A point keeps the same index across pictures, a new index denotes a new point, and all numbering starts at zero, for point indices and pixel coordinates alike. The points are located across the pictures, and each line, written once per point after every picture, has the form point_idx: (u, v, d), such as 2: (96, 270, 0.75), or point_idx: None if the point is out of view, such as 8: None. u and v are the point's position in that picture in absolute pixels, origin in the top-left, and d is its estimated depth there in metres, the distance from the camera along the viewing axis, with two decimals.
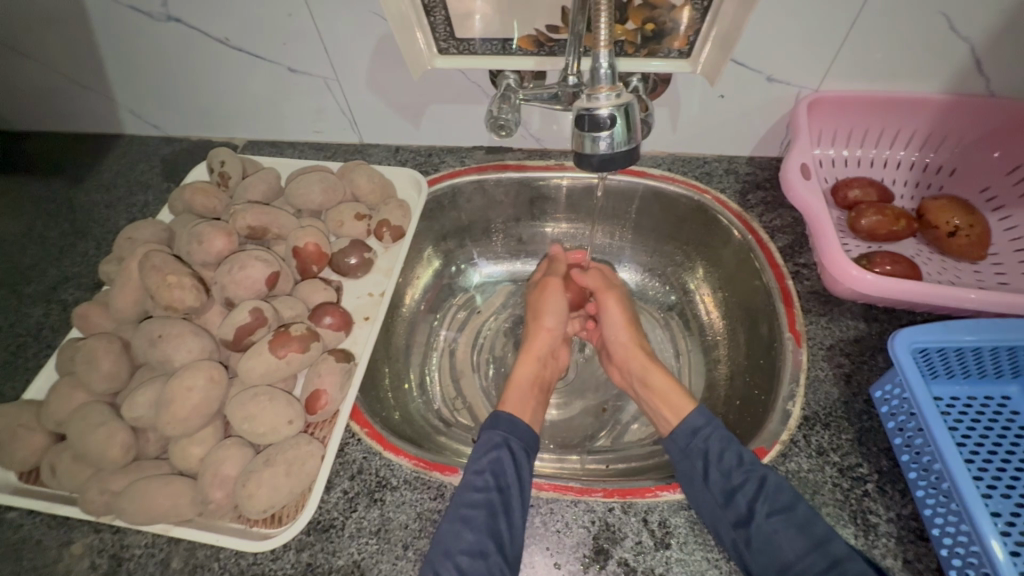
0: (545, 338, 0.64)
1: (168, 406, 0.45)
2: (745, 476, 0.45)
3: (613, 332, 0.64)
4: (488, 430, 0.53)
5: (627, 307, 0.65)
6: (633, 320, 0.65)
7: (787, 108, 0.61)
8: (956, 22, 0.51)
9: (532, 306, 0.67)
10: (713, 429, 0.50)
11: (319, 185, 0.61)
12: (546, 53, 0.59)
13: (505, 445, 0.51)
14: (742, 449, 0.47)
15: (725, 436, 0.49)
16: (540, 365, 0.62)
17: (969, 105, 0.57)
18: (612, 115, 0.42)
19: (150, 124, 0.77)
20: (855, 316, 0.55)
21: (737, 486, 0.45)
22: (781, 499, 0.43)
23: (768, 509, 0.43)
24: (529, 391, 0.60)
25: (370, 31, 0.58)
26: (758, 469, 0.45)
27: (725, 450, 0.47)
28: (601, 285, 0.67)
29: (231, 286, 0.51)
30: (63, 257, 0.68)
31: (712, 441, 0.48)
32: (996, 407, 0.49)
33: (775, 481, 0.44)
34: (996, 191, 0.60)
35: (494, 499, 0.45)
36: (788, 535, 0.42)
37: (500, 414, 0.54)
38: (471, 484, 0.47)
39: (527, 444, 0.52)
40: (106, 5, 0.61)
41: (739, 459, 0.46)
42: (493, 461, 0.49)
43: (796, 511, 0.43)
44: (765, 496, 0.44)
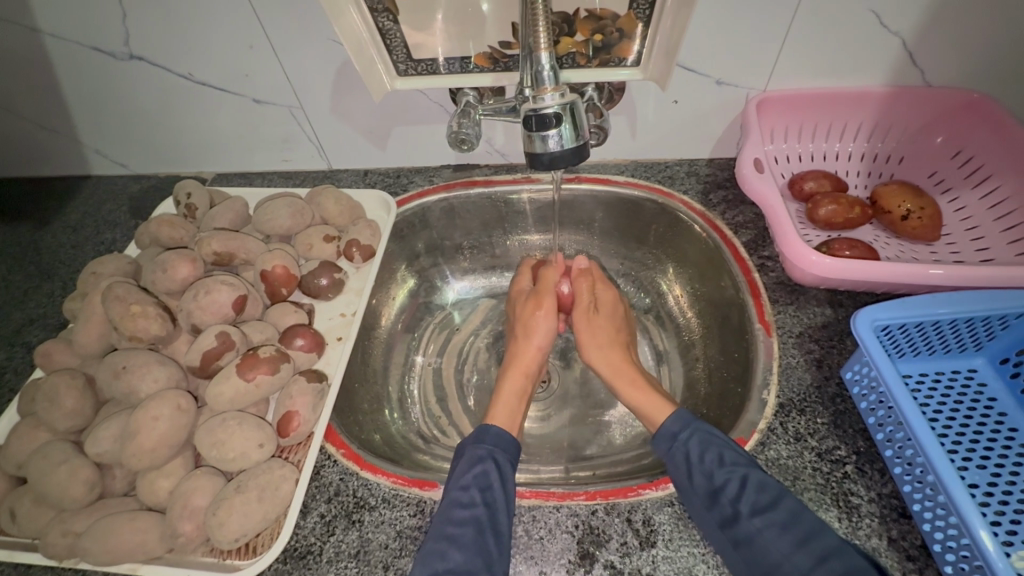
0: (534, 354, 0.62)
1: (132, 438, 0.44)
2: (727, 477, 0.43)
3: (595, 334, 0.62)
4: (472, 444, 0.50)
5: (604, 323, 0.63)
6: (609, 338, 0.62)
7: (738, 109, 0.64)
8: (885, 18, 0.54)
9: (521, 320, 0.65)
10: (692, 432, 0.47)
11: (286, 210, 0.61)
12: (502, 69, 0.61)
13: (491, 458, 0.49)
14: (723, 448, 0.45)
15: (705, 438, 0.46)
16: (530, 381, 0.61)
17: (908, 95, 0.60)
18: (558, 114, 0.43)
19: (116, 164, 0.77)
20: (821, 302, 0.56)
21: (720, 487, 0.43)
22: (763, 499, 0.42)
23: (753, 508, 0.41)
24: (518, 407, 0.58)
25: (329, 59, 0.60)
26: (739, 468, 0.44)
27: (705, 452, 0.45)
28: (581, 297, 0.65)
29: (197, 312, 0.51)
30: (27, 300, 0.67)
31: (692, 444, 0.46)
32: (964, 381, 0.49)
33: (758, 478, 0.43)
34: (943, 174, 0.62)
35: (480, 515, 0.43)
36: (774, 533, 0.40)
37: (489, 427, 0.52)
38: (457, 500, 0.45)
39: (513, 457, 0.51)
40: (66, 48, 0.62)
41: (720, 460, 0.44)
42: (479, 476, 0.47)
43: (778, 510, 0.41)
44: (748, 494, 0.42)
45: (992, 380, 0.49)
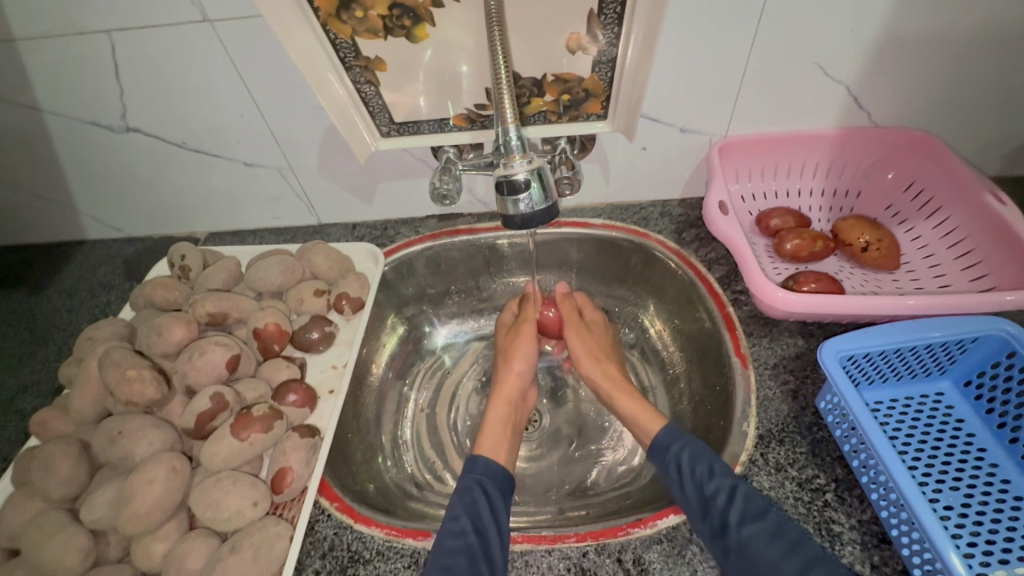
0: (515, 380, 0.64)
1: (127, 503, 0.45)
2: (716, 488, 0.45)
3: (585, 352, 0.65)
4: (463, 474, 0.54)
5: (593, 340, 0.66)
6: (598, 352, 0.65)
7: (702, 153, 0.68)
8: (829, 69, 0.59)
9: (502, 349, 0.68)
10: (683, 444, 0.51)
11: (277, 268, 0.63)
12: (479, 127, 0.65)
13: (479, 487, 0.52)
14: (713, 460, 0.48)
15: (695, 451, 0.49)
16: (512, 408, 0.62)
17: (857, 136, 0.65)
18: (528, 179, 0.46)
19: (112, 228, 0.80)
20: (794, 333, 0.59)
21: (710, 497, 0.45)
22: (752, 508, 0.44)
23: (743, 517, 0.43)
24: (503, 434, 0.60)
25: (315, 125, 0.63)
26: (728, 478, 0.46)
27: (696, 463, 0.48)
28: (569, 316, 0.68)
29: (192, 373, 0.52)
30: (22, 366, 0.68)
31: (684, 456, 0.49)
32: (933, 405, 0.52)
33: (746, 490, 0.45)
34: (898, 206, 0.66)
35: (471, 542, 0.45)
36: (763, 542, 0.42)
37: (478, 457, 0.55)
38: (448, 530, 0.47)
39: (502, 485, 0.53)
40: (66, 125, 0.65)
41: (710, 471, 0.47)
42: (468, 504, 0.49)
43: (766, 520, 0.43)
44: (737, 505, 0.44)
45: (959, 402, 0.51)
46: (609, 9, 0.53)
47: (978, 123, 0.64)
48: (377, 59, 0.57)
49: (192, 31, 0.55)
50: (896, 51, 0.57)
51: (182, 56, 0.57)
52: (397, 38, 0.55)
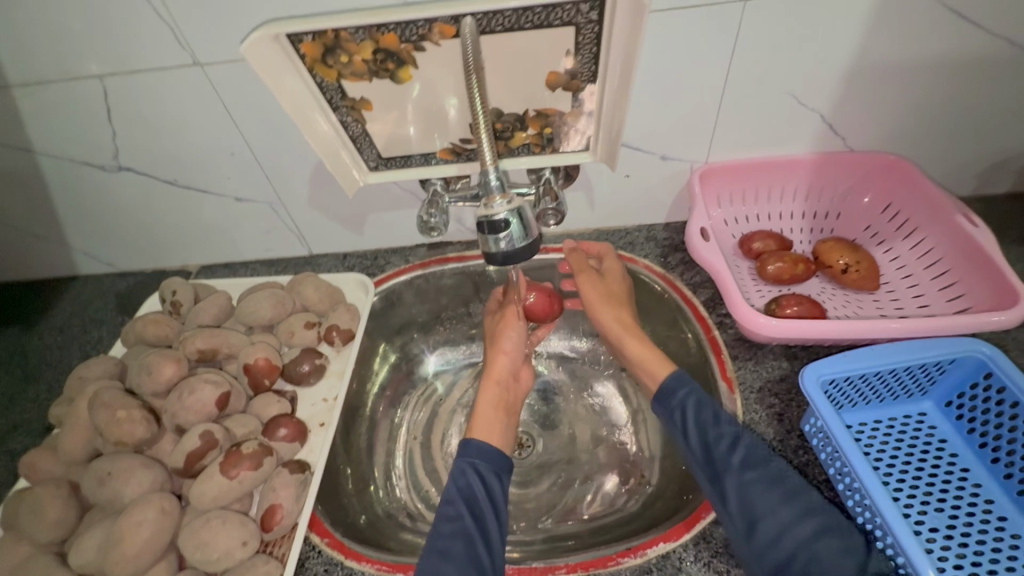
0: (504, 361, 0.66)
1: (116, 546, 0.45)
2: (720, 434, 0.50)
3: (597, 300, 0.65)
4: (457, 458, 0.57)
5: (605, 288, 0.66)
6: (614, 296, 0.66)
7: (684, 180, 0.69)
8: (802, 99, 0.61)
9: (490, 333, 0.70)
10: (687, 392, 0.55)
11: (268, 301, 0.64)
12: (464, 159, 0.66)
13: (473, 470, 0.55)
14: (717, 409, 0.53)
15: (700, 399, 0.54)
16: (502, 388, 0.65)
17: (833, 160, 0.66)
18: (507, 219, 0.48)
19: (104, 263, 0.81)
20: (778, 355, 0.60)
21: (713, 442, 0.50)
22: (755, 457, 0.49)
23: (745, 461, 0.48)
24: (495, 414, 0.62)
25: (305, 160, 0.65)
26: (732, 428, 0.51)
27: (701, 410, 0.53)
28: (579, 266, 0.68)
29: (182, 412, 0.52)
30: (13, 405, 0.68)
31: (689, 402, 0.54)
32: (916, 425, 0.52)
33: (748, 441, 0.50)
34: (876, 227, 0.68)
35: (467, 525, 0.50)
36: (761, 487, 0.47)
37: (470, 441, 0.57)
38: (444, 514, 0.52)
39: (497, 465, 0.56)
40: (59, 166, 0.66)
41: (715, 418, 0.52)
42: (463, 487, 0.54)
43: (767, 468, 0.48)
44: (738, 451, 0.49)
45: (941, 422, 0.52)
46: (585, 49, 0.54)
47: (948, 146, 0.66)
48: (363, 99, 0.58)
49: (182, 75, 0.56)
50: (866, 79, 0.59)
51: (173, 99, 0.58)
52: (382, 79, 0.56)
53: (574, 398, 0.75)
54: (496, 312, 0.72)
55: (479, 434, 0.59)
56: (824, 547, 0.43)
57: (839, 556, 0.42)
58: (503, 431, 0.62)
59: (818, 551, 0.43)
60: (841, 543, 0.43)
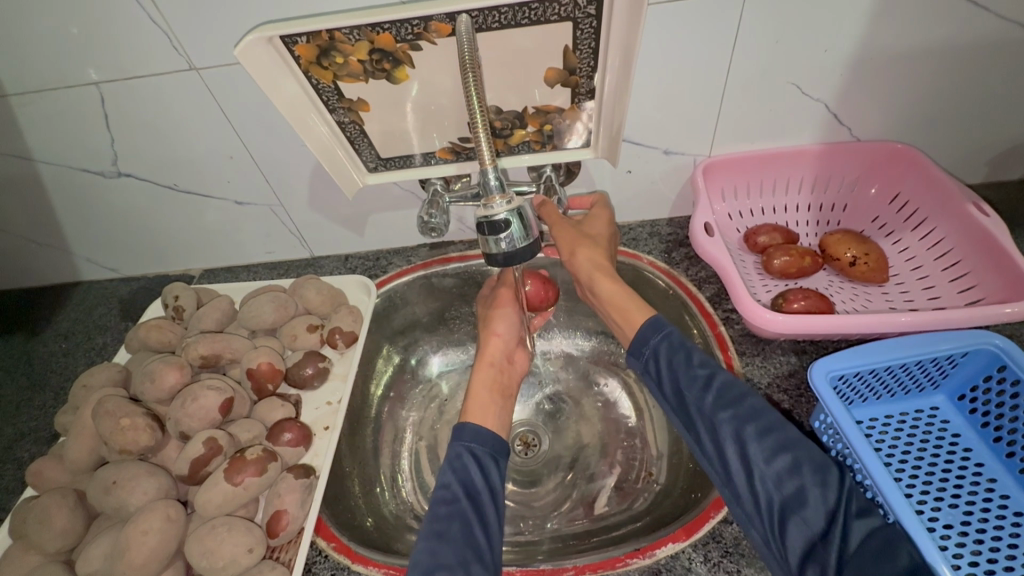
0: (497, 343, 0.66)
1: (122, 556, 0.45)
2: (693, 378, 0.51)
3: (569, 251, 0.63)
4: (452, 442, 0.55)
5: (581, 232, 0.63)
6: (590, 238, 0.63)
7: (687, 174, 0.68)
8: (805, 89, 0.60)
9: (483, 316, 0.69)
10: (662, 338, 0.55)
11: (270, 305, 0.64)
12: (464, 159, 0.66)
13: (469, 453, 0.54)
14: (690, 352, 0.53)
15: (674, 345, 0.54)
16: (496, 370, 0.64)
17: (839, 151, 0.65)
18: (508, 219, 0.47)
19: (107, 269, 0.81)
20: (786, 351, 0.59)
21: (685, 388, 0.51)
22: (727, 396, 0.49)
23: (716, 404, 0.49)
24: (490, 396, 0.61)
25: (304, 161, 0.64)
26: (707, 369, 0.51)
27: (675, 355, 0.53)
28: (552, 215, 0.63)
29: (185, 419, 0.52)
30: (19, 413, 0.68)
31: (662, 349, 0.54)
32: (928, 419, 0.52)
33: (722, 380, 0.50)
34: (884, 218, 0.67)
35: (463, 508, 0.50)
36: (733, 426, 0.47)
37: (465, 424, 0.56)
38: (440, 498, 0.51)
39: (493, 448, 0.56)
40: (58, 172, 0.66)
41: (688, 362, 0.52)
42: (459, 471, 0.53)
43: (740, 405, 0.48)
44: (712, 393, 0.50)
45: (954, 416, 0.51)
46: (585, 44, 0.53)
47: (957, 135, 0.65)
48: (360, 100, 0.58)
49: (178, 79, 0.56)
50: (872, 66, 0.57)
51: (169, 103, 0.58)
52: (378, 80, 0.55)
53: (580, 396, 0.74)
54: (487, 297, 0.71)
55: (475, 417, 0.58)
56: (793, 481, 0.43)
57: (807, 486, 0.43)
58: (499, 413, 0.60)
59: (789, 484, 0.44)
60: (812, 478, 0.43)
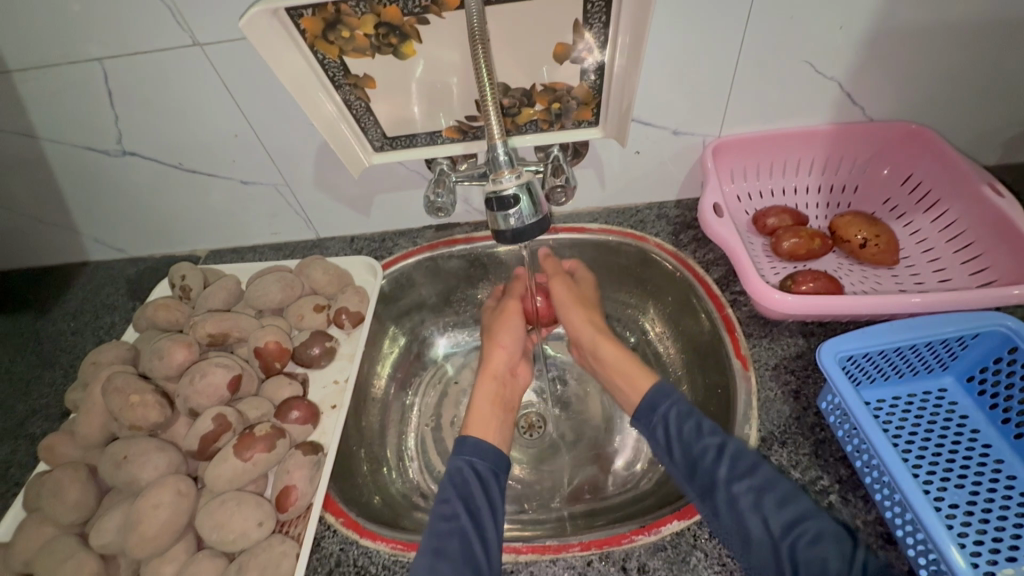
0: (500, 356, 0.65)
1: (135, 528, 0.45)
2: (704, 447, 0.49)
3: (567, 310, 0.67)
4: (452, 456, 0.55)
5: (578, 296, 0.68)
6: (584, 299, 0.68)
7: (696, 155, 0.67)
8: (819, 67, 0.58)
9: (487, 327, 0.69)
10: (670, 405, 0.54)
11: (276, 285, 0.64)
12: (471, 138, 0.65)
13: (470, 467, 0.53)
14: (701, 419, 0.52)
15: (682, 411, 0.53)
16: (499, 383, 0.64)
17: (852, 131, 0.64)
18: (516, 194, 0.47)
19: (114, 249, 0.81)
20: (794, 333, 0.58)
21: (698, 456, 0.49)
22: (741, 463, 0.47)
23: (732, 473, 0.47)
24: (492, 410, 0.60)
25: (309, 140, 0.64)
26: (717, 437, 0.50)
27: (685, 423, 0.52)
28: (554, 272, 0.70)
29: (194, 396, 0.53)
30: (30, 390, 0.69)
31: (671, 415, 0.53)
32: (936, 401, 0.52)
33: (735, 448, 0.49)
34: (896, 200, 0.66)
35: (463, 524, 0.48)
36: (752, 496, 0.45)
37: (467, 437, 0.56)
38: (440, 513, 0.49)
39: (494, 463, 0.55)
40: (63, 151, 0.66)
41: (698, 428, 0.51)
42: (460, 486, 0.52)
43: (755, 474, 0.46)
44: (725, 462, 0.48)
45: (962, 398, 0.51)
46: (595, 18, 0.52)
47: (973, 115, 0.63)
48: (366, 77, 0.57)
49: (182, 55, 0.55)
50: (888, 43, 0.56)
51: (172, 80, 0.57)
52: (384, 55, 0.55)
53: (586, 379, 0.74)
54: (493, 308, 0.71)
55: (477, 431, 0.57)
56: (817, 551, 0.41)
57: (834, 556, 0.41)
58: (500, 428, 0.60)
59: (813, 555, 0.41)
60: (837, 548, 0.41)
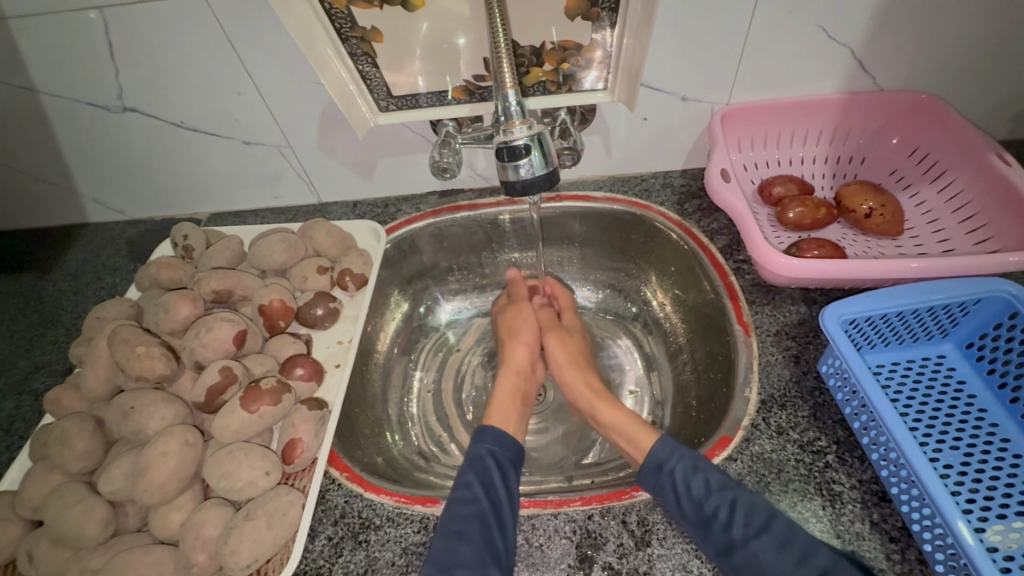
0: (523, 352, 0.66)
1: (143, 475, 0.46)
2: (716, 505, 0.44)
3: (558, 365, 0.66)
4: (474, 445, 0.54)
5: (570, 349, 0.67)
6: (577, 358, 0.66)
7: (704, 123, 0.67)
8: (834, 33, 0.57)
9: (506, 323, 0.70)
10: (676, 460, 0.48)
11: (280, 245, 0.63)
12: (478, 100, 0.64)
13: (492, 456, 0.53)
14: (708, 473, 0.46)
15: (689, 466, 0.47)
16: (521, 378, 0.64)
17: (862, 101, 0.64)
18: (527, 145, 0.47)
19: (114, 211, 0.80)
20: (796, 301, 0.59)
21: (712, 515, 0.44)
22: (757, 518, 0.43)
23: (749, 532, 0.42)
24: (511, 405, 0.61)
25: (313, 99, 0.63)
26: (728, 492, 0.45)
27: (691, 478, 0.46)
28: (549, 322, 0.70)
29: (200, 349, 0.53)
30: (33, 347, 0.69)
31: (677, 471, 0.47)
32: (934, 366, 0.53)
33: (747, 501, 0.44)
34: (903, 171, 0.66)
35: (484, 509, 0.47)
36: (770, 552, 0.42)
37: (487, 427, 0.55)
38: (461, 497, 0.48)
39: (512, 457, 0.54)
40: (62, 105, 0.65)
41: (707, 485, 0.45)
42: (481, 473, 0.51)
43: (772, 529, 0.43)
44: (740, 517, 0.43)
45: (960, 364, 0.52)
46: None
47: (984, 87, 0.63)
48: (374, 30, 0.57)
49: (184, 6, 0.54)
50: (904, 10, 0.55)
51: (175, 33, 0.56)
52: (392, 7, 0.54)
53: None
54: (506, 307, 0.73)
55: (497, 423, 0.58)
56: None
57: None
58: (519, 420, 0.60)
59: None
60: None
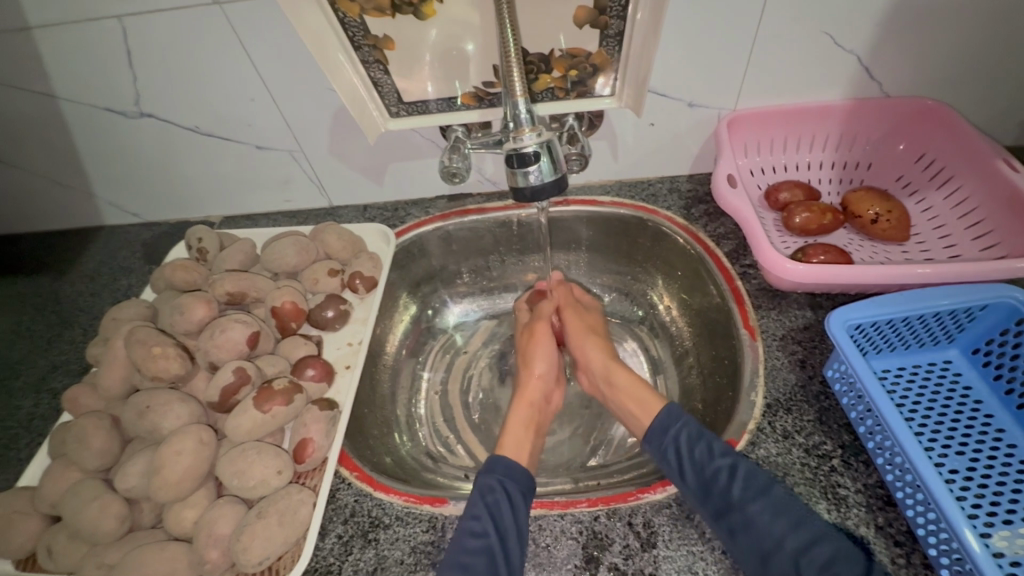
0: (537, 383, 0.65)
1: (159, 472, 0.47)
2: (717, 468, 0.46)
3: (574, 338, 0.68)
4: (484, 474, 0.52)
5: (586, 324, 0.69)
6: (594, 330, 0.68)
7: (710, 128, 0.67)
8: (840, 39, 0.58)
9: (522, 351, 0.69)
10: (682, 426, 0.51)
11: (292, 248, 0.65)
12: (486, 105, 0.65)
13: (502, 488, 0.50)
14: (712, 439, 0.48)
15: (694, 433, 0.50)
16: (535, 410, 0.63)
17: (868, 107, 0.64)
18: (537, 151, 0.48)
19: (129, 214, 0.82)
20: (802, 305, 0.59)
21: (712, 477, 0.46)
22: (756, 483, 0.45)
23: (747, 494, 0.44)
24: (525, 435, 0.60)
25: (325, 105, 0.64)
26: (729, 457, 0.47)
27: (695, 444, 0.49)
28: (565, 300, 0.71)
29: (214, 349, 0.54)
30: (51, 347, 0.71)
31: (682, 438, 0.50)
32: (940, 371, 0.53)
33: (748, 467, 0.46)
34: (909, 176, 0.66)
35: (491, 544, 0.45)
36: (767, 517, 0.43)
37: (498, 459, 0.53)
38: (469, 529, 0.46)
39: (523, 487, 0.51)
40: (81, 111, 0.66)
41: (709, 450, 0.47)
42: (491, 504, 0.48)
43: (770, 494, 0.44)
44: (739, 482, 0.45)
45: (966, 369, 0.52)
46: None
47: (991, 93, 0.63)
48: (385, 38, 0.58)
49: (201, 14, 0.55)
50: (910, 17, 0.56)
51: (192, 41, 0.58)
52: (404, 16, 0.56)
53: None
54: (524, 328, 0.72)
55: (510, 453, 0.57)
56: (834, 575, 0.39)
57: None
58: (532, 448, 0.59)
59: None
60: None
